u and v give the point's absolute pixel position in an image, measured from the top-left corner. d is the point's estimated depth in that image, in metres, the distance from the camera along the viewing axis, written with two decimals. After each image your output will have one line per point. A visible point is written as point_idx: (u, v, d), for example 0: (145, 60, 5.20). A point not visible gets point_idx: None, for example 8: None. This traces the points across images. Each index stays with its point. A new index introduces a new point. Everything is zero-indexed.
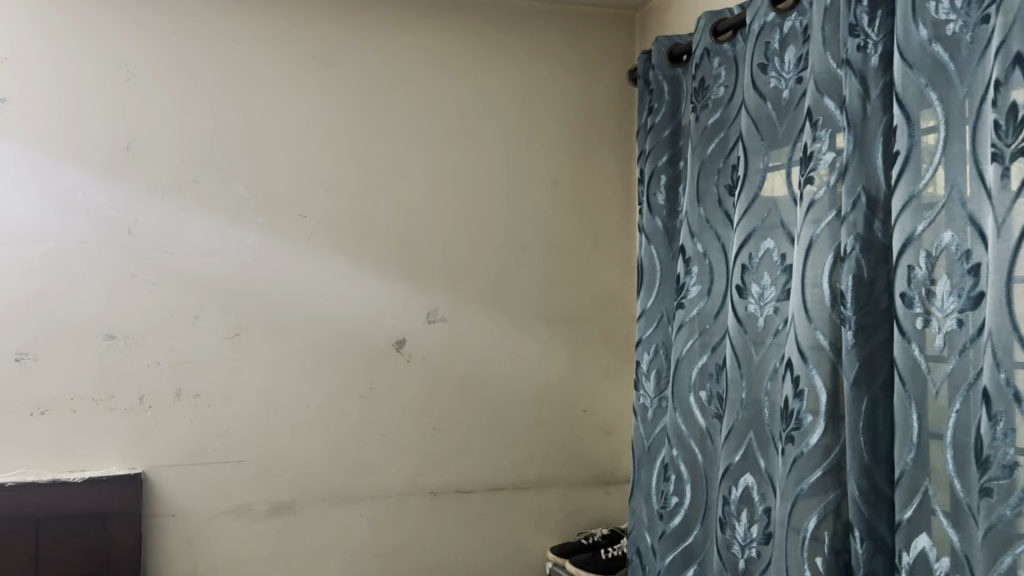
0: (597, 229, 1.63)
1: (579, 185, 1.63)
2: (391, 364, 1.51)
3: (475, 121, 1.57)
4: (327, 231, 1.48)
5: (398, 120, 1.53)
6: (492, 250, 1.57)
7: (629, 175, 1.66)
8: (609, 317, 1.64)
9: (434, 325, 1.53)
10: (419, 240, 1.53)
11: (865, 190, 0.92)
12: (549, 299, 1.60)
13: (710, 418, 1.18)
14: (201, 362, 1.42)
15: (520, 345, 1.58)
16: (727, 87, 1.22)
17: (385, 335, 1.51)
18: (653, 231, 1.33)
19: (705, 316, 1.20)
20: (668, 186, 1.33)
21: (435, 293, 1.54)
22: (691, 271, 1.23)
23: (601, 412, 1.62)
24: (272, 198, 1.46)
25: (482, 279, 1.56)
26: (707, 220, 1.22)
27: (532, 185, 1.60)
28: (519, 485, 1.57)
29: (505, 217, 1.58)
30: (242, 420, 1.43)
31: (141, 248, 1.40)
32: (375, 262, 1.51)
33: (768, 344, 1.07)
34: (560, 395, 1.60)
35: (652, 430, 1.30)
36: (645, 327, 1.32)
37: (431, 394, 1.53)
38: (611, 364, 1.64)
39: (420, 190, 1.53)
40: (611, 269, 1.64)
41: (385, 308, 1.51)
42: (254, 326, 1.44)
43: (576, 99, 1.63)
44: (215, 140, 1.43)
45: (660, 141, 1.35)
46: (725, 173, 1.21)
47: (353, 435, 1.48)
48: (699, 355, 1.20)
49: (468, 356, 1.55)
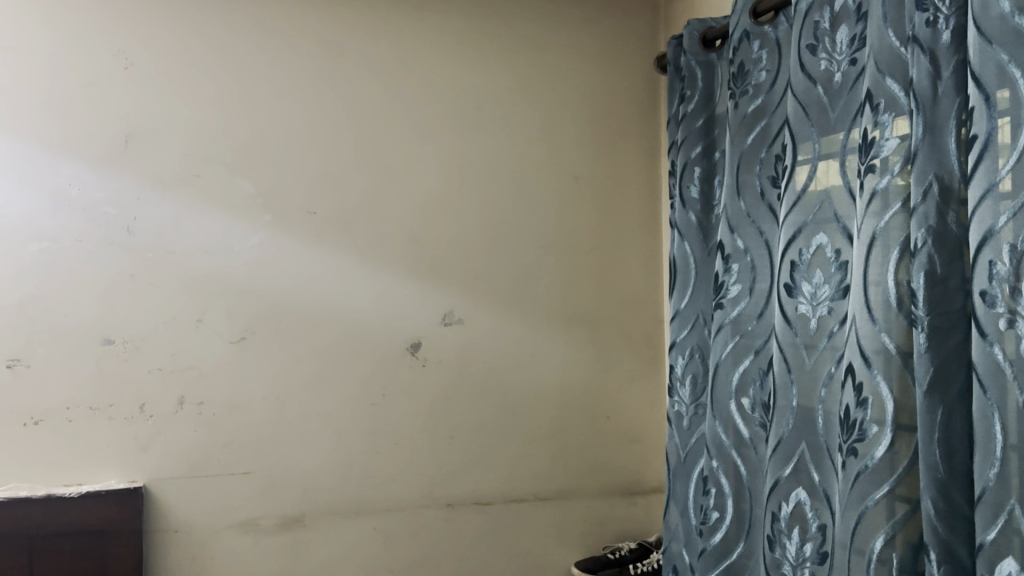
0: (621, 225, 1.55)
1: (601, 180, 1.54)
2: (405, 369, 1.42)
3: (493, 112, 1.49)
4: (337, 228, 1.40)
5: (412, 111, 1.44)
6: (511, 248, 1.49)
7: (654, 169, 1.58)
8: (633, 318, 1.55)
9: (450, 328, 1.45)
10: (434, 237, 1.45)
11: (937, 178, 0.84)
12: (570, 300, 1.52)
13: (755, 427, 1.10)
14: (205, 368, 1.33)
15: (540, 348, 1.50)
16: (770, 71, 1.13)
17: (399, 338, 1.42)
18: (686, 226, 1.24)
19: (746, 317, 1.12)
20: (702, 179, 1.25)
21: (451, 294, 1.45)
22: (731, 269, 1.15)
23: (625, 418, 1.54)
24: (279, 193, 1.37)
25: (500, 278, 1.48)
26: (747, 214, 1.14)
27: (553, 179, 1.52)
28: (541, 496, 1.49)
29: (524, 214, 1.50)
30: (248, 430, 1.35)
31: (140, 247, 1.31)
32: (388, 261, 1.42)
33: (822, 348, 0.99)
34: (583, 400, 1.52)
35: (688, 439, 1.21)
36: (679, 329, 1.24)
37: (447, 401, 1.44)
38: (636, 368, 1.55)
39: (434, 184, 1.45)
40: (636, 268, 1.56)
41: (398, 310, 1.42)
42: (260, 329, 1.36)
43: (598, 90, 1.55)
44: (219, 133, 1.35)
45: (693, 131, 1.27)
46: (768, 163, 1.12)
47: (366, 445, 1.40)
48: (741, 359, 1.12)
49: (486, 360, 1.47)
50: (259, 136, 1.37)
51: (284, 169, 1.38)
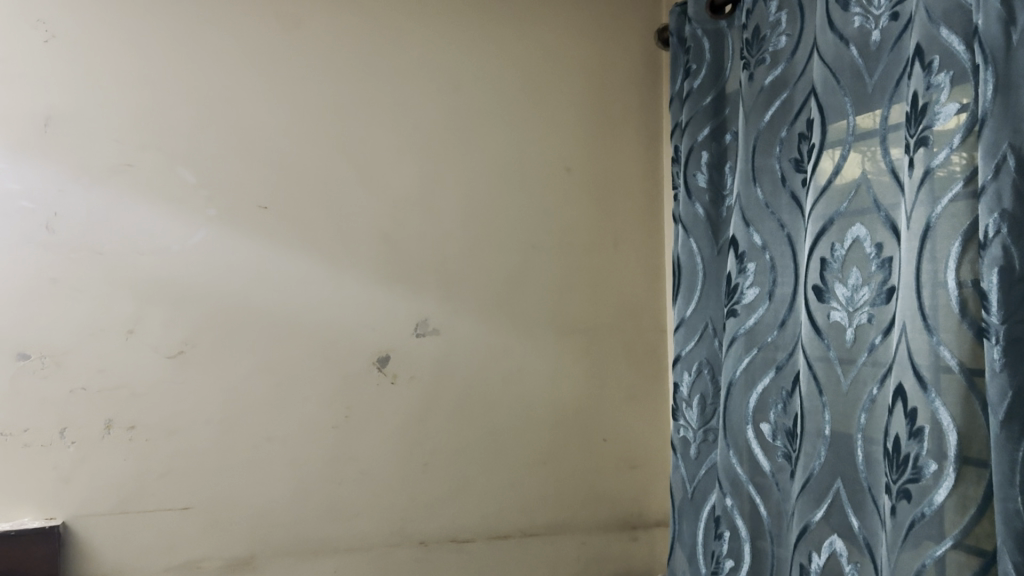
0: (619, 224, 1.37)
1: (597, 172, 1.37)
2: (373, 387, 1.24)
3: (473, 95, 1.31)
4: (292, 225, 1.22)
5: (380, 92, 1.27)
6: (495, 249, 1.31)
7: (656, 161, 1.40)
8: (634, 329, 1.38)
9: (424, 339, 1.27)
10: (407, 237, 1.27)
11: (1012, 149, 0.66)
12: (562, 307, 1.34)
13: (777, 459, 0.91)
14: (138, 387, 1.15)
15: (528, 362, 1.32)
16: (791, 35, 0.96)
17: (366, 352, 1.24)
18: (693, 221, 1.06)
19: (766, 326, 0.94)
20: (710, 165, 1.07)
21: (427, 301, 1.27)
22: (747, 269, 0.97)
23: (625, 442, 1.36)
24: (225, 185, 1.19)
25: (482, 283, 1.30)
26: (766, 204, 0.96)
27: (542, 170, 1.34)
28: (529, 531, 1.30)
29: (510, 210, 1.32)
30: (187, 458, 1.16)
31: (62, 247, 1.13)
32: (352, 263, 1.24)
33: (860, 365, 0.81)
34: (576, 422, 1.33)
35: (697, 471, 1.03)
36: (684, 341, 1.05)
37: (421, 423, 1.26)
38: (637, 384, 1.37)
39: (407, 177, 1.27)
40: (636, 271, 1.38)
41: (364, 319, 1.25)
42: (202, 341, 1.18)
43: (593, 71, 1.38)
44: (156, 116, 1.17)
45: (699, 110, 1.09)
46: (791, 144, 0.94)
47: (327, 475, 1.22)
48: (760, 377, 0.94)
49: (466, 376, 1.29)
50: (204, 120, 1.19)
51: (231, 158, 1.20)
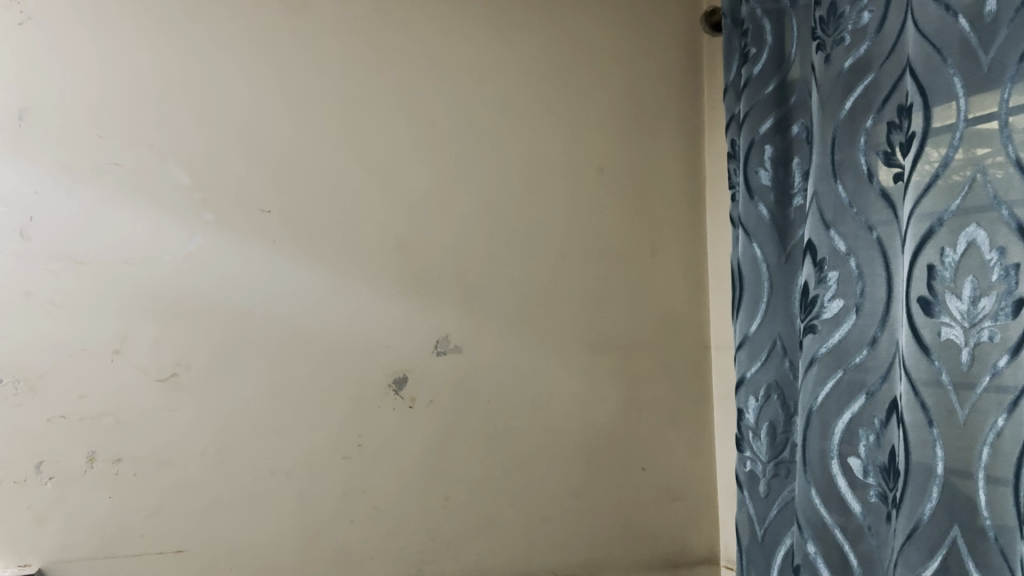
0: (656, 230, 1.25)
1: (633, 173, 1.24)
2: (388, 413, 1.11)
3: (495, 88, 1.19)
4: (298, 231, 1.09)
5: (394, 84, 1.14)
6: (522, 257, 1.18)
7: (695, 162, 1.29)
8: (674, 345, 1.25)
9: (445, 358, 1.14)
10: (425, 245, 1.14)
11: None
12: (596, 321, 1.21)
13: (871, 499, 0.79)
14: (124, 414, 1.01)
15: (560, 383, 1.19)
16: (875, 10, 0.83)
17: (380, 374, 1.11)
18: (756, 224, 0.94)
19: (852, 345, 0.81)
20: (775, 161, 0.94)
21: (447, 315, 1.14)
22: (828, 279, 0.84)
23: (666, 469, 1.23)
24: (222, 186, 1.06)
25: (509, 295, 1.17)
26: (849, 204, 0.83)
27: (572, 170, 1.22)
28: (562, 571, 1.17)
29: (538, 215, 1.20)
30: (181, 494, 1.03)
31: (38, 256, 0.99)
32: (365, 273, 1.11)
33: (983, 391, 0.69)
34: (612, 448, 1.20)
35: (768, 510, 0.90)
36: (748, 362, 0.92)
37: (442, 452, 1.13)
38: (677, 406, 1.25)
39: (425, 177, 1.15)
40: (675, 281, 1.26)
41: (378, 336, 1.11)
42: (198, 361, 1.04)
43: (626, 64, 1.25)
44: (147, 110, 1.04)
45: (761, 99, 0.97)
46: (879, 134, 0.82)
47: (337, 511, 1.08)
48: (847, 403, 0.81)
49: (491, 399, 1.15)
50: (201, 113, 1.06)
51: (229, 157, 1.07)
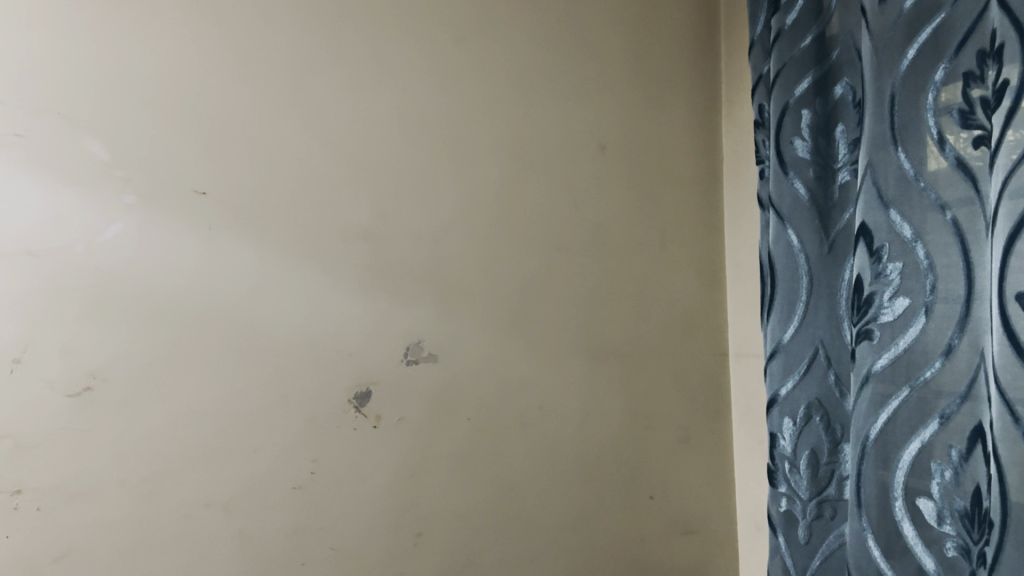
0: (668, 220, 1.09)
1: (640, 154, 1.09)
2: (349, 434, 0.92)
3: (479, 51, 1.02)
4: (242, 213, 0.89)
5: (360, 41, 0.96)
6: (514, 250, 1.01)
7: (711, 146, 1.14)
8: (687, 353, 1.09)
9: (418, 369, 0.95)
10: (396, 233, 0.96)
11: None
12: (598, 325, 1.04)
13: (948, 553, 0.62)
14: (26, 438, 0.78)
15: (556, 397, 1.01)
16: None
17: (340, 387, 0.92)
18: (791, 205, 0.77)
19: (922, 354, 0.64)
20: (815, 129, 0.77)
21: (422, 315, 0.96)
22: (887, 272, 0.67)
23: (677, 497, 1.06)
24: (148, 157, 0.85)
25: (496, 293, 1.00)
26: (914, 176, 0.66)
27: (570, 150, 1.05)
28: None
29: (531, 201, 1.02)
30: (97, 535, 0.81)
31: None
32: (323, 265, 0.92)
33: None
34: (616, 474, 1.03)
35: (810, 561, 0.72)
36: (783, 375, 0.75)
37: (416, 481, 0.94)
38: (691, 424, 1.08)
39: (397, 152, 0.97)
40: (687, 280, 1.10)
41: (337, 342, 0.92)
42: (118, 372, 0.83)
43: (633, 30, 1.11)
44: (58, 53, 0.82)
45: (796, 54, 0.79)
46: (953, 87, 0.65)
47: (287, 553, 0.88)
48: (915, 429, 0.64)
49: (475, 416, 0.97)
50: (126, 63, 0.85)
51: (161, 120, 0.86)
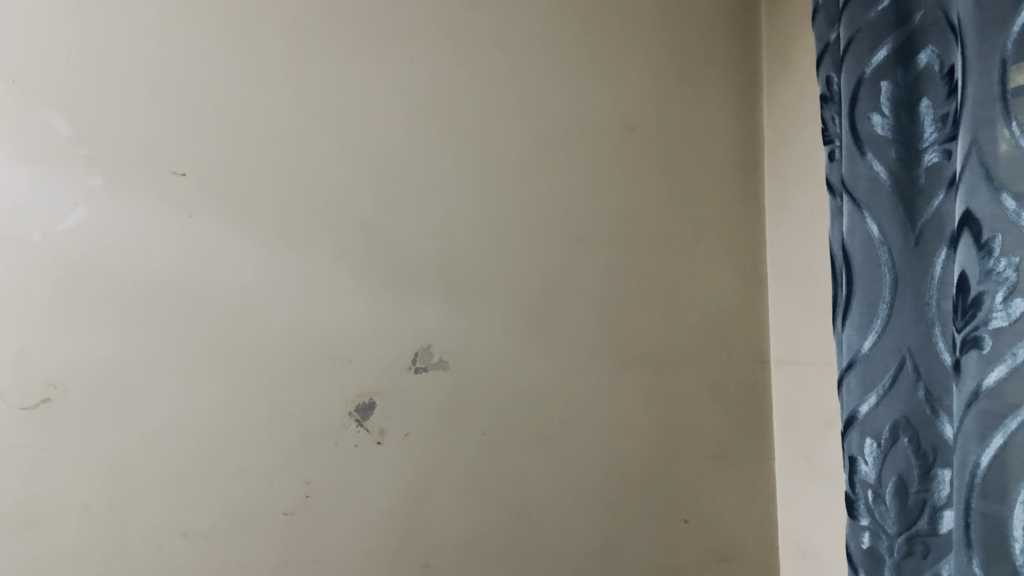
0: (701, 211, 0.99)
1: (671, 138, 0.98)
2: (349, 452, 0.80)
3: (495, 20, 0.91)
4: (227, 198, 0.77)
5: (362, 4, 0.85)
6: (534, 243, 0.90)
7: (750, 131, 1.03)
8: (723, 359, 0.98)
9: (427, 377, 0.84)
10: (403, 222, 0.84)
11: None
12: (626, 328, 0.93)
13: None
14: None
15: (581, 409, 0.90)
16: None
17: (339, 399, 0.80)
18: (870, 192, 0.66)
19: None
20: (897, 103, 0.67)
21: (431, 316, 0.84)
22: (1000, 268, 0.56)
23: (711, 521, 0.95)
24: (117, 133, 0.74)
25: (514, 291, 0.88)
26: None
27: (596, 133, 0.94)
28: None
29: (552, 189, 0.91)
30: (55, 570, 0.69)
31: None
32: (320, 258, 0.80)
33: None
34: (647, 496, 0.92)
35: None
36: (863, 390, 0.65)
37: (425, 506, 0.83)
38: (727, 438, 0.97)
39: (404, 130, 0.85)
40: (723, 280, 0.99)
41: (335, 346, 0.80)
42: (80, 381, 0.71)
43: (665, 0, 1.00)
44: (13, 14, 0.71)
45: (873, 17, 0.69)
46: None
47: None
48: None
49: (490, 431, 0.86)
50: (93, 25, 0.74)
51: (133, 91, 0.75)
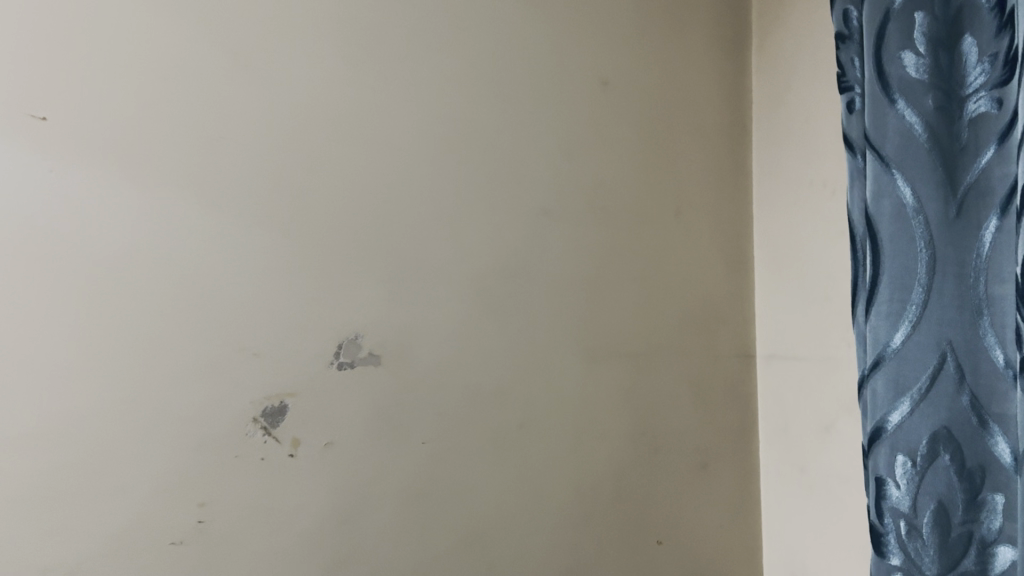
0: (681, 183, 0.86)
1: (648, 99, 0.85)
2: (256, 468, 0.65)
3: None
4: (108, 146, 0.61)
5: None
6: (489, 215, 0.76)
7: (736, 94, 0.91)
8: (704, 353, 0.85)
9: (357, 374, 0.69)
10: (330, 184, 0.69)
11: None
12: (595, 316, 0.80)
13: None
14: None
15: (541, 412, 0.76)
16: None
17: (244, 402, 0.65)
18: (902, 150, 0.53)
19: None
20: (934, 39, 0.53)
21: (364, 299, 0.70)
22: None
23: (689, 540, 0.83)
24: None
25: (465, 271, 0.74)
26: None
27: (564, 89, 0.80)
28: None
29: (512, 152, 0.77)
30: None
31: None
32: (224, 226, 0.65)
33: None
34: (616, 514, 0.79)
35: None
36: (893, 396, 0.52)
37: (352, 529, 0.68)
38: (708, 443, 0.85)
39: (334, 74, 0.70)
40: (705, 262, 0.86)
41: (243, 334, 0.65)
42: None
43: None
44: None
45: None
46: None
47: None
48: None
49: (433, 438, 0.72)
50: None
51: None
